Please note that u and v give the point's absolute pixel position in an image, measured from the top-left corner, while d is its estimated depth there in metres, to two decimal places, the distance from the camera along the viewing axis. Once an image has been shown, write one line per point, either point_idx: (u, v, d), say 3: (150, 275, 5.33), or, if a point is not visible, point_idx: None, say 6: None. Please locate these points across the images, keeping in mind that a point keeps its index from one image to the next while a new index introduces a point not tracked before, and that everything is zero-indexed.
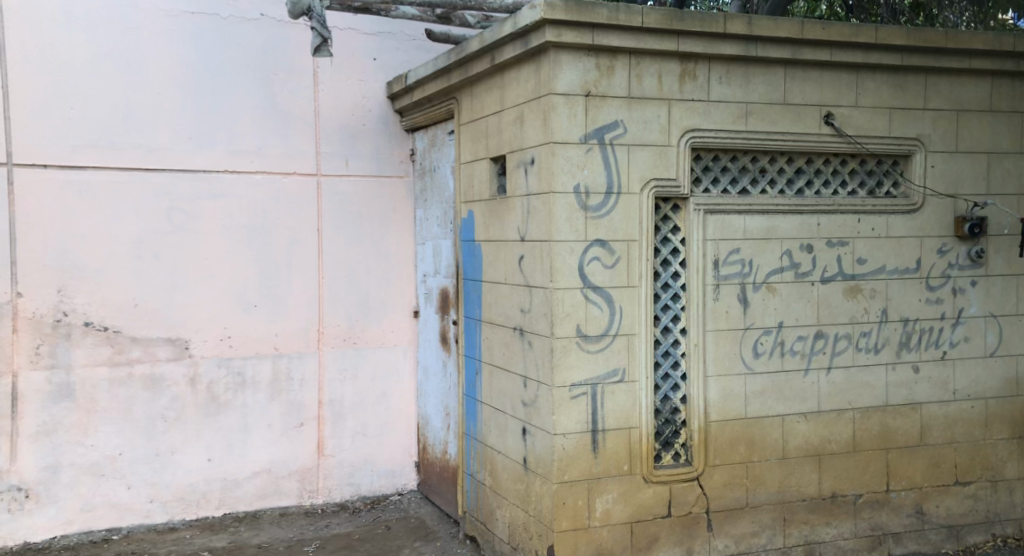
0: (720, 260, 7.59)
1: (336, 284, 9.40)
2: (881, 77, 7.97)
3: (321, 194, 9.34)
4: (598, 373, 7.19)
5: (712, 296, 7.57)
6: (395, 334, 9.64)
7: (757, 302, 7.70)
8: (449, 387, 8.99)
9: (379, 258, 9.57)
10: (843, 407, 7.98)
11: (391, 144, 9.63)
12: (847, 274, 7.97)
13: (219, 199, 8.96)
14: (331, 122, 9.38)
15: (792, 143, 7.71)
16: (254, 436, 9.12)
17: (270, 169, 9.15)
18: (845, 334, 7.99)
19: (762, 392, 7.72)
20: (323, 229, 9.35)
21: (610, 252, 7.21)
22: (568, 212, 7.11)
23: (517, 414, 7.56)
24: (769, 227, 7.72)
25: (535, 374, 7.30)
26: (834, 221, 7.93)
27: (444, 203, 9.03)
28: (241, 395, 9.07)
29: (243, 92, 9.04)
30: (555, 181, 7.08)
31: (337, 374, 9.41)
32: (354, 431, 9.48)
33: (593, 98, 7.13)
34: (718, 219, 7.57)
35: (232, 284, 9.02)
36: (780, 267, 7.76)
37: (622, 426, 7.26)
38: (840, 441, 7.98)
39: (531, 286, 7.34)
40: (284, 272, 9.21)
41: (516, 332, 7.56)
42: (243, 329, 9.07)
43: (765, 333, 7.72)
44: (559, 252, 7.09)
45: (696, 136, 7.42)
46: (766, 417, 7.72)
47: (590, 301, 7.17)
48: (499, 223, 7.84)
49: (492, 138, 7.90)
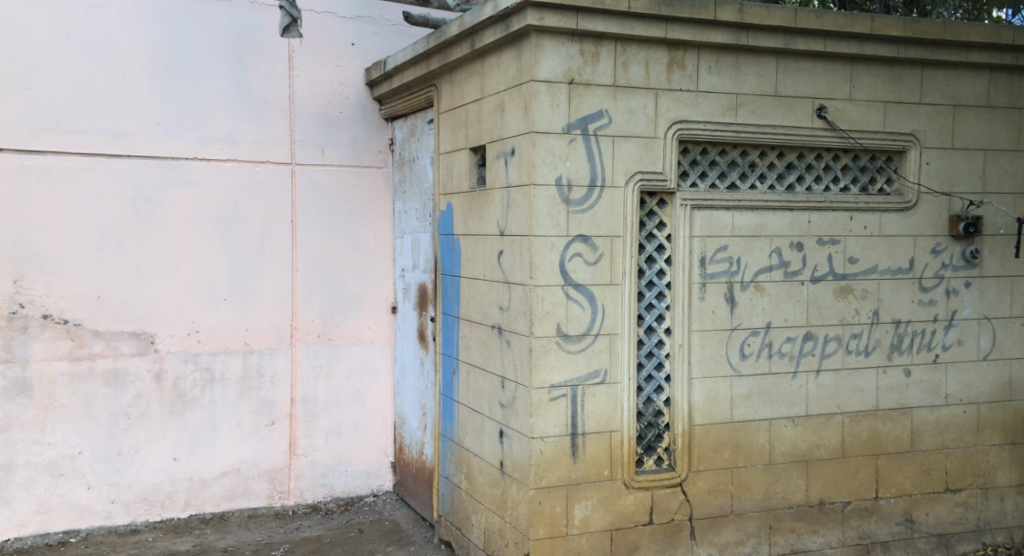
0: (707, 257, 7.30)
1: (310, 278, 9.08)
2: (876, 69, 7.69)
3: (295, 185, 9.01)
4: (579, 374, 6.89)
5: (699, 295, 7.28)
6: (371, 331, 9.33)
7: (744, 302, 7.42)
8: (426, 386, 8.68)
9: (355, 251, 9.26)
10: (831, 412, 7.71)
11: (369, 134, 9.31)
12: (838, 274, 7.70)
13: (187, 188, 8.63)
14: (306, 110, 9.05)
15: (783, 136, 7.43)
16: (223, 435, 8.80)
17: (241, 157, 8.81)
18: (836, 335, 7.72)
19: (749, 395, 7.44)
20: (297, 220, 9.02)
21: (592, 248, 6.91)
22: (549, 206, 6.81)
23: (494, 416, 7.26)
24: (758, 224, 7.44)
25: (513, 374, 7.00)
26: (826, 219, 7.65)
27: (423, 195, 8.71)
28: (209, 392, 8.75)
29: (214, 76, 8.70)
30: (536, 173, 6.77)
31: (309, 371, 9.09)
32: (327, 430, 9.17)
33: (576, 86, 6.83)
34: (706, 215, 7.28)
35: (200, 276, 8.69)
36: (769, 266, 7.47)
37: (602, 430, 6.96)
38: (828, 447, 7.71)
39: (510, 282, 7.04)
40: (255, 265, 8.88)
41: (495, 330, 7.26)
42: (212, 324, 8.74)
43: (752, 334, 7.44)
44: (539, 248, 6.79)
45: (685, 128, 7.13)
46: (753, 421, 7.44)
47: (571, 299, 6.87)
48: (477, 216, 7.53)
49: (472, 128, 7.59)
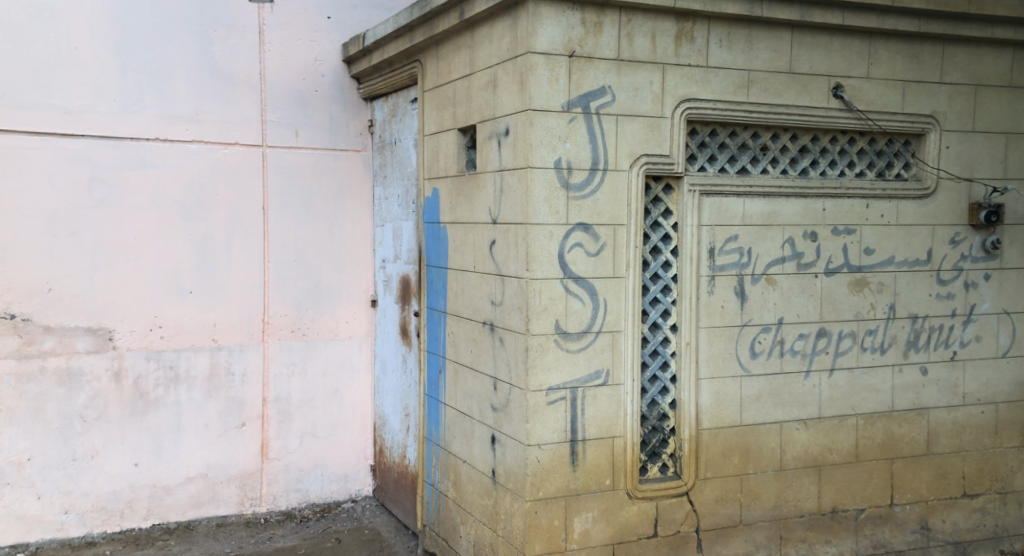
0: (716, 248, 6.75)
1: (283, 269, 8.46)
2: (895, 45, 7.16)
3: (266, 168, 8.37)
4: (579, 375, 6.33)
5: (707, 289, 6.73)
6: (349, 326, 8.72)
7: (755, 296, 6.87)
8: (409, 385, 8.09)
9: (332, 239, 8.64)
10: (845, 414, 7.17)
11: (346, 114, 8.68)
12: (853, 266, 7.17)
13: (148, 171, 7.97)
14: (278, 87, 8.41)
15: (797, 117, 6.89)
16: (188, 438, 8.18)
17: (207, 138, 8.15)
18: (850, 332, 7.18)
19: (759, 397, 6.89)
20: (269, 206, 8.39)
21: (593, 237, 6.34)
22: (547, 191, 6.22)
23: (485, 420, 6.68)
24: (770, 212, 6.89)
25: (507, 375, 6.42)
26: (841, 207, 7.12)
27: (405, 180, 8.10)
28: (172, 392, 8.11)
29: (177, 50, 8.04)
30: (533, 156, 6.18)
31: (282, 369, 8.48)
32: (301, 431, 8.56)
33: (577, 59, 6.24)
34: (715, 202, 6.73)
35: (163, 267, 8.05)
36: (781, 257, 6.93)
37: (603, 435, 6.40)
38: (841, 451, 7.16)
39: (504, 275, 6.45)
40: (222, 255, 8.24)
41: (486, 326, 6.68)
42: (175, 318, 8.10)
43: (763, 331, 6.90)
44: (536, 237, 6.20)
45: (693, 107, 6.57)
46: (763, 424, 6.90)
47: (570, 294, 6.29)
48: (467, 202, 6.93)
49: (461, 106, 6.98)
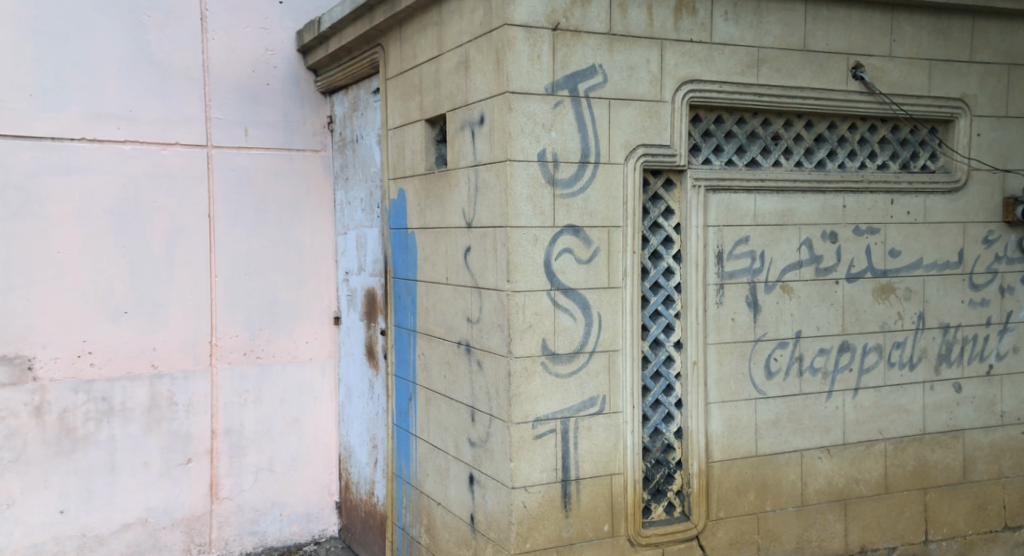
0: (725, 252, 5.86)
1: (233, 285, 7.54)
2: (920, 20, 6.30)
3: (211, 171, 7.46)
4: (570, 404, 5.41)
5: (715, 299, 5.84)
6: (310, 347, 7.82)
7: (770, 307, 5.98)
8: (376, 414, 7.15)
9: (288, 250, 7.74)
10: (872, 439, 6.25)
11: (303, 110, 7.79)
12: (877, 270, 6.29)
13: (73, 176, 7.03)
14: (224, 81, 7.50)
15: (813, 102, 6.03)
16: (124, 479, 7.21)
17: (142, 138, 7.23)
18: (876, 345, 6.29)
19: (776, 422, 5.99)
20: (215, 214, 7.47)
21: (584, 242, 5.44)
22: (530, 188, 5.32)
23: (462, 457, 5.77)
24: (785, 210, 6.01)
25: (486, 404, 5.51)
26: (863, 204, 6.24)
27: (369, 182, 7.18)
28: (105, 427, 7.14)
29: (107, 39, 7.11)
30: (513, 146, 5.27)
31: (233, 397, 7.55)
32: (255, 467, 7.63)
33: (562, 34, 5.35)
34: (723, 199, 5.85)
35: (92, 285, 7.10)
36: (797, 262, 6.05)
37: (600, 473, 5.49)
38: (869, 482, 6.24)
39: (481, 287, 5.54)
40: (162, 270, 7.32)
41: (461, 347, 5.77)
42: (108, 343, 7.15)
43: (779, 347, 6.00)
44: (518, 242, 5.30)
45: (696, 89, 5.69)
46: (781, 454, 6.00)
47: (559, 308, 5.39)
48: (437, 204, 6.02)
49: (429, 95, 6.08)
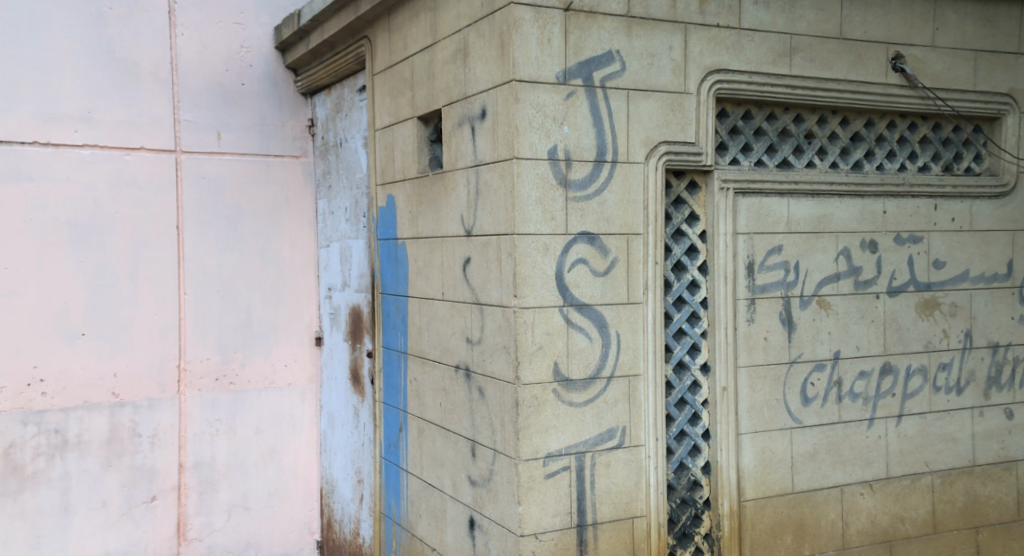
0: (756, 263, 5.21)
1: (204, 304, 6.85)
2: (966, 6, 5.67)
3: (180, 179, 6.77)
4: (586, 437, 4.76)
5: (746, 316, 5.19)
6: (289, 371, 7.12)
7: (805, 324, 5.33)
8: (362, 445, 6.44)
9: (265, 265, 7.04)
10: (918, 471, 5.59)
11: (281, 113, 7.11)
12: (921, 284, 5.63)
13: (23, 185, 6.35)
14: (195, 80, 6.82)
15: (850, 96, 5.38)
16: (79, 520, 6.54)
17: (102, 142, 6.55)
18: (920, 367, 5.62)
19: (814, 455, 5.33)
20: (184, 226, 6.79)
21: (600, 251, 4.79)
22: (539, 190, 4.66)
23: (461, 498, 5.13)
24: (820, 216, 5.37)
25: (489, 437, 4.86)
26: (905, 209, 5.59)
27: (354, 190, 6.49)
28: (57, 463, 6.47)
29: (62, 33, 6.45)
30: (520, 142, 4.61)
31: (203, 427, 6.86)
32: (227, 504, 6.93)
33: (575, 16, 4.70)
34: (753, 204, 5.20)
35: (45, 305, 6.42)
36: (835, 274, 5.40)
37: (620, 516, 4.84)
38: (916, 521, 5.57)
39: (483, 304, 4.88)
40: (125, 288, 6.63)
41: (459, 372, 5.10)
42: (63, 369, 6.46)
43: (816, 370, 5.35)
44: (525, 251, 4.63)
45: (724, 80, 5.05)
46: (820, 490, 5.33)
47: (573, 326, 4.73)
48: (431, 210, 5.35)
49: (422, 89, 5.42)
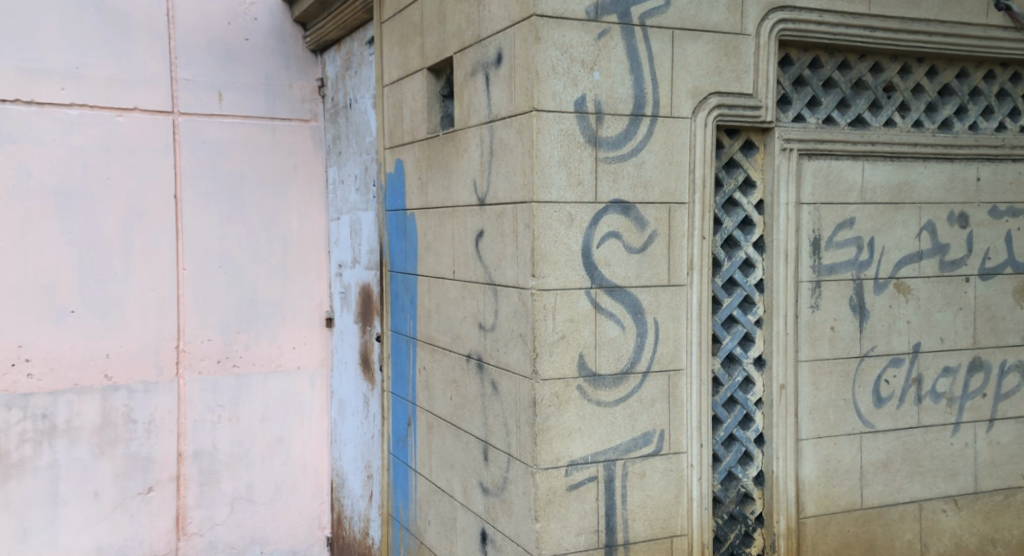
0: (823, 238, 4.41)
1: (205, 279, 6.12)
2: None
3: (178, 144, 6.03)
4: (617, 443, 4.03)
5: (810, 301, 4.40)
6: (297, 354, 6.40)
7: (881, 312, 4.52)
8: (372, 438, 5.78)
9: (271, 238, 6.30)
10: (1012, 486, 4.76)
11: (289, 72, 6.35)
12: (1020, 265, 4.78)
13: (4, 148, 5.63)
14: (194, 34, 6.06)
15: (942, 39, 4.52)
16: (69, 513, 5.86)
17: (92, 101, 5.80)
18: (1018, 363, 4.77)
19: (888, 465, 4.53)
20: (183, 195, 6.05)
21: (636, 223, 4.03)
22: (563, 149, 3.90)
23: (473, 507, 4.43)
24: (901, 184, 4.54)
25: (503, 440, 4.14)
26: (1002, 176, 4.74)
27: (364, 155, 5.80)
28: (45, 451, 5.79)
29: None
30: (541, 91, 3.86)
31: (204, 414, 6.15)
32: (230, 496, 6.24)
33: None
34: (821, 169, 4.40)
35: (30, 280, 5.71)
36: (917, 252, 4.58)
37: (657, 535, 4.11)
38: (1009, 542, 4.75)
39: (497, 284, 4.16)
40: (118, 263, 5.91)
41: (471, 363, 4.40)
42: (50, 349, 5.76)
43: (892, 366, 4.54)
44: (546, 223, 3.89)
45: (789, 19, 4.23)
46: (894, 506, 4.54)
47: (602, 313, 3.99)
48: (443, 175, 4.62)
49: (432, 36, 4.68)
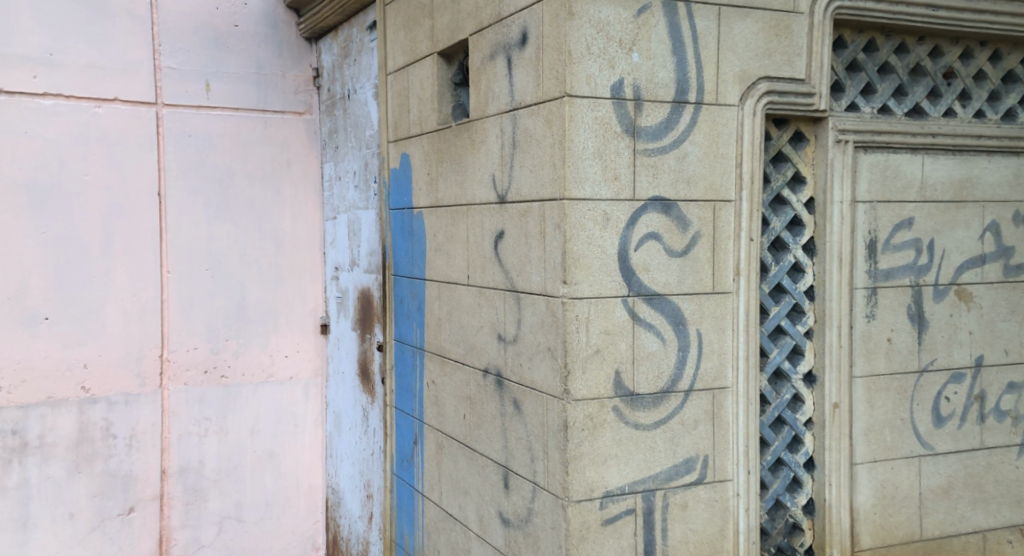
0: (879, 241, 3.98)
1: (192, 282, 5.62)
2: None
3: (162, 137, 5.52)
4: (657, 471, 3.58)
5: (864, 310, 3.96)
6: (290, 363, 5.92)
7: (941, 322, 4.09)
8: (372, 455, 5.31)
9: (262, 238, 5.82)
10: None
11: (282, 61, 5.88)
12: None
13: None
14: (180, 17, 5.57)
15: (1008, 21, 4.10)
16: (41, 536, 5.31)
17: (67, 89, 5.28)
18: None
19: (949, 491, 4.10)
20: (168, 192, 5.54)
21: (678, 224, 3.59)
22: (598, 139, 3.45)
23: (490, 538, 3.98)
24: (962, 180, 4.12)
25: (528, 467, 3.69)
26: None
27: (364, 149, 5.34)
28: (15, 470, 5.24)
29: None
30: (574, 73, 3.41)
31: (190, 427, 5.64)
32: (218, 516, 5.74)
33: None
34: (877, 163, 3.97)
35: None
36: (978, 255, 4.15)
37: None
38: None
39: (521, 292, 3.71)
40: (96, 264, 5.39)
41: (488, 379, 3.95)
42: (21, 358, 5.22)
43: (953, 382, 4.11)
44: (579, 222, 3.44)
45: None
46: (955, 536, 4.11)
47: (641, 325, 3.54)
48: (456, 169, 4.17)
49: (443, 16, 4.23)
